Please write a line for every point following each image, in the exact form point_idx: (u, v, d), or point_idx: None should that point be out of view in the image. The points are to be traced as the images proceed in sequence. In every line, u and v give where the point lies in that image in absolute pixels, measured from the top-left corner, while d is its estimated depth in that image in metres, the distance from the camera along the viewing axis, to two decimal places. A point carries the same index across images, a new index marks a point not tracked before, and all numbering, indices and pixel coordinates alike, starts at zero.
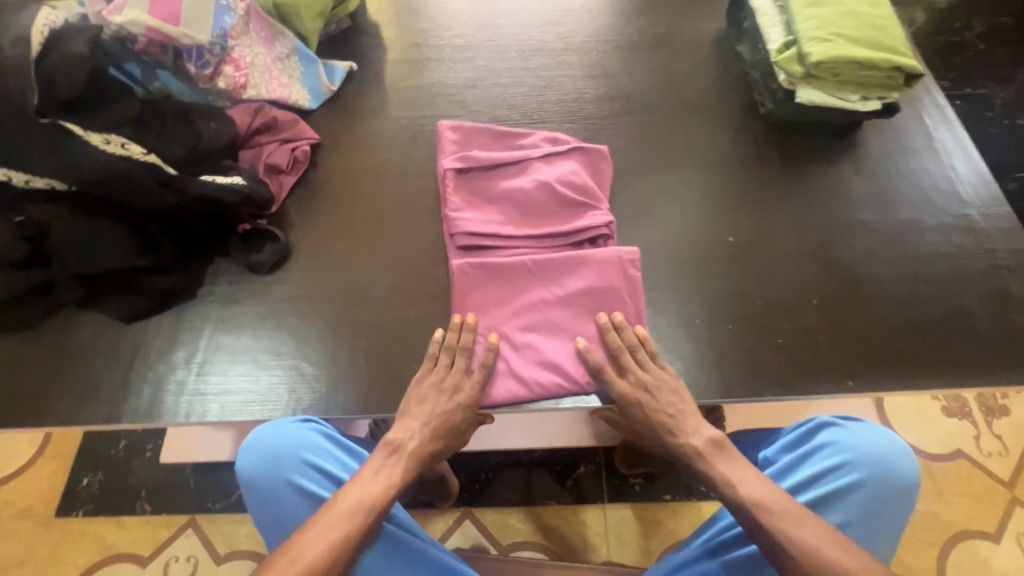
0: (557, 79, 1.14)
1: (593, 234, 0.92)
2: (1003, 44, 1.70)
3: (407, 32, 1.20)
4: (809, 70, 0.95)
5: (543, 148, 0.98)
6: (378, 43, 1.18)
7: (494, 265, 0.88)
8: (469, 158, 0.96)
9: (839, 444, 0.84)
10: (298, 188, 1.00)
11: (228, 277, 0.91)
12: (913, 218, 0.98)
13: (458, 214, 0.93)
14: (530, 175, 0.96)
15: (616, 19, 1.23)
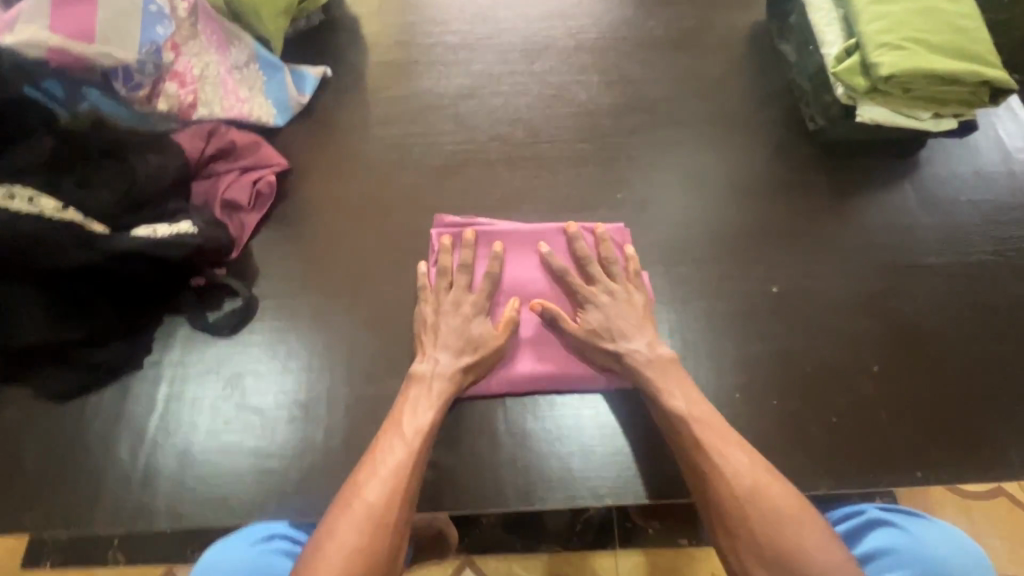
0: (568, 87, 0.97)
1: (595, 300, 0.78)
2: None
3: (392, 27, 1.02)
4: (874, 85, 0.79)
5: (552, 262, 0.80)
6: (356, 42, 1.00)
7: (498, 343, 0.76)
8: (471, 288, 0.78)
9: (898, 552, 0.64)
10: (264, 226, 0.85)
11: (181, 343, 0.77)
12: (988, 261, 0.83)
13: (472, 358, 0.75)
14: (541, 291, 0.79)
15: (635, 10, 1.05)
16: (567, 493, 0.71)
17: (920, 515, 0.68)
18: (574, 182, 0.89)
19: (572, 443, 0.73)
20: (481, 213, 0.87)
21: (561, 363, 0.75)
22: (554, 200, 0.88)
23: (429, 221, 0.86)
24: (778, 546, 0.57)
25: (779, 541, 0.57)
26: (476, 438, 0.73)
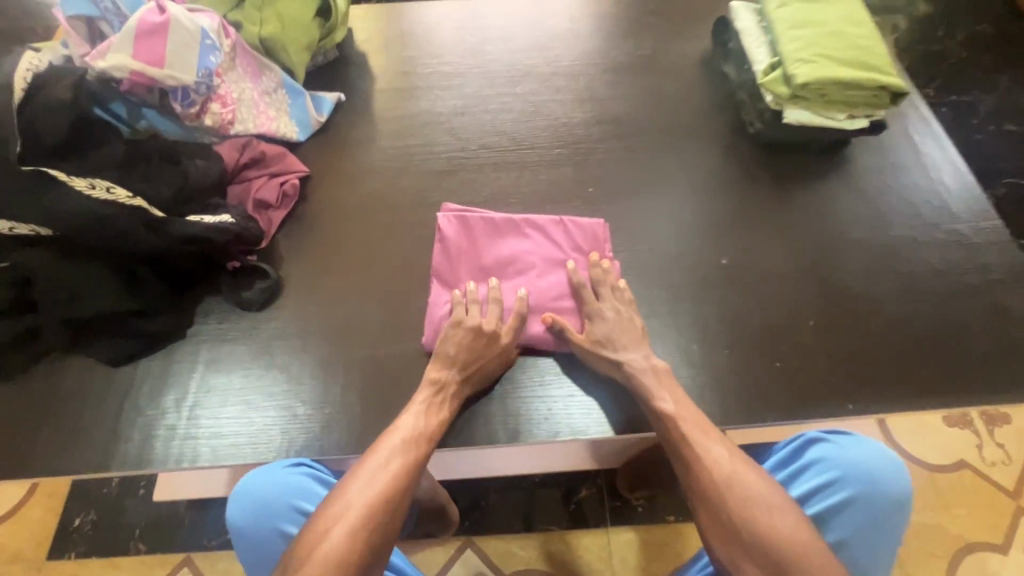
0: (546, 104, 1.14)
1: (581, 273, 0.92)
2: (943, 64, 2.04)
3: (395, 60, 1.20)
4: (792, 92, 0.97)
5: (542, 246, 0.94)
6: (365, 72, 1.18)
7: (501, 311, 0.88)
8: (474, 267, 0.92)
9: (829, 460, 0.80)
10: (288, 222, 1.00)
11: (218, 316, 0.90)
12: (906, 235, 0.98)
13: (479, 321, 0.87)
14: (534, 268, 0.92)
15: (604, 41, 1.24)
16: (549, 430, 0.83)
17: (849, 434, 0.84)
18: (551, 180, 1.05)
19: (554, 389, 0.85)
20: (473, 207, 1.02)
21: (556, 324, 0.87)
22: (535, 195, 1.03)
23: (429, 214, 1.01)
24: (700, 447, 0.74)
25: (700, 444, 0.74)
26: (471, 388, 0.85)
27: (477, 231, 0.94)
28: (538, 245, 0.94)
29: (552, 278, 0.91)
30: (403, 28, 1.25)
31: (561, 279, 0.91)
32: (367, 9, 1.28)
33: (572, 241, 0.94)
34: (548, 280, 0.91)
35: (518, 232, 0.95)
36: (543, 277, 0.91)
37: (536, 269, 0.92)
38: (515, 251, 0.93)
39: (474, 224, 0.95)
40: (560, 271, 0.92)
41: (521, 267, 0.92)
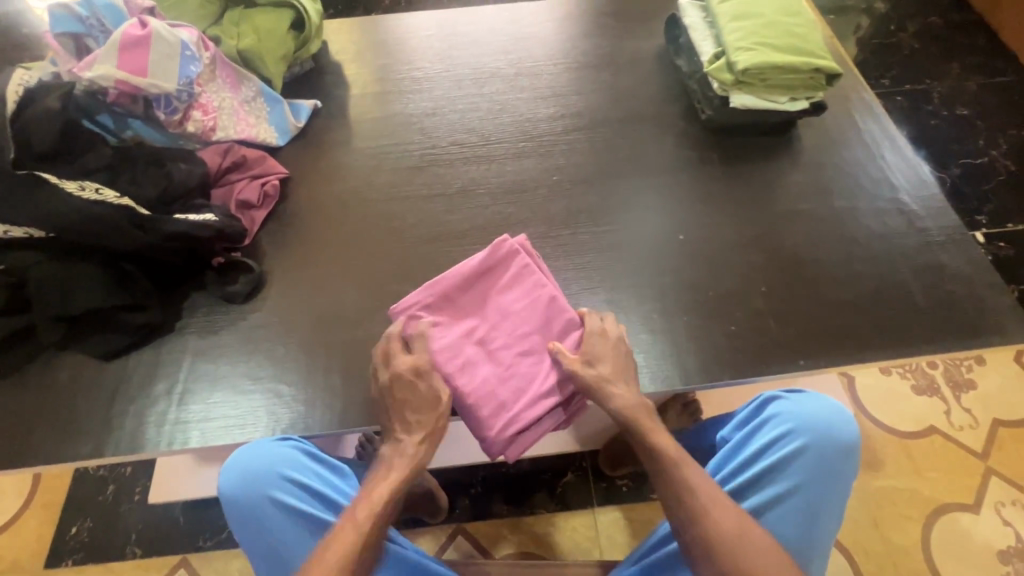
0: (511, 103, 1.21)
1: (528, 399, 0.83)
2: (893, 57, 2.18)
3: (368, 68, 1.27)
4: (736, 79, 1.05)
5: (533, 345, 0.86)
6: (341, 80, 1.25)
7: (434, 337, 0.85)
8: (477, 299, 0.89)
9: (783, 413, 0.86)
10: (270, 221, 1.05)
11: (205, 309, 0.95)
12: (850, 206, 1.04)
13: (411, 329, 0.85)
14: (510, 350, 0.86)
15: (564, 42, 1.32)
16: None
17: (805, 391, 0.91)
18: (517, 171, 1.11)
19: None
20: (444, 199, 1.08)
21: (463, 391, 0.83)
22: (502, 185, 1.10)
23: (403, 207, 1.07)
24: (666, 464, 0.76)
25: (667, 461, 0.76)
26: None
27: (514, 278, 0.89)
28: (550, 326, 0.87)
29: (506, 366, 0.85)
30: (375, 38, 1.33)
31: (526, 372, 0.85)
32: (340, 23, 1.36)
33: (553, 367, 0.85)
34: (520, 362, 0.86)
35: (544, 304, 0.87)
36: (510, 352, 0.86)
37: (527, 344, 0.86)
38: (526, 310, 0.88)
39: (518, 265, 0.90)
40: (535, 365, 0.85)
41: (513, 328, 0.87)
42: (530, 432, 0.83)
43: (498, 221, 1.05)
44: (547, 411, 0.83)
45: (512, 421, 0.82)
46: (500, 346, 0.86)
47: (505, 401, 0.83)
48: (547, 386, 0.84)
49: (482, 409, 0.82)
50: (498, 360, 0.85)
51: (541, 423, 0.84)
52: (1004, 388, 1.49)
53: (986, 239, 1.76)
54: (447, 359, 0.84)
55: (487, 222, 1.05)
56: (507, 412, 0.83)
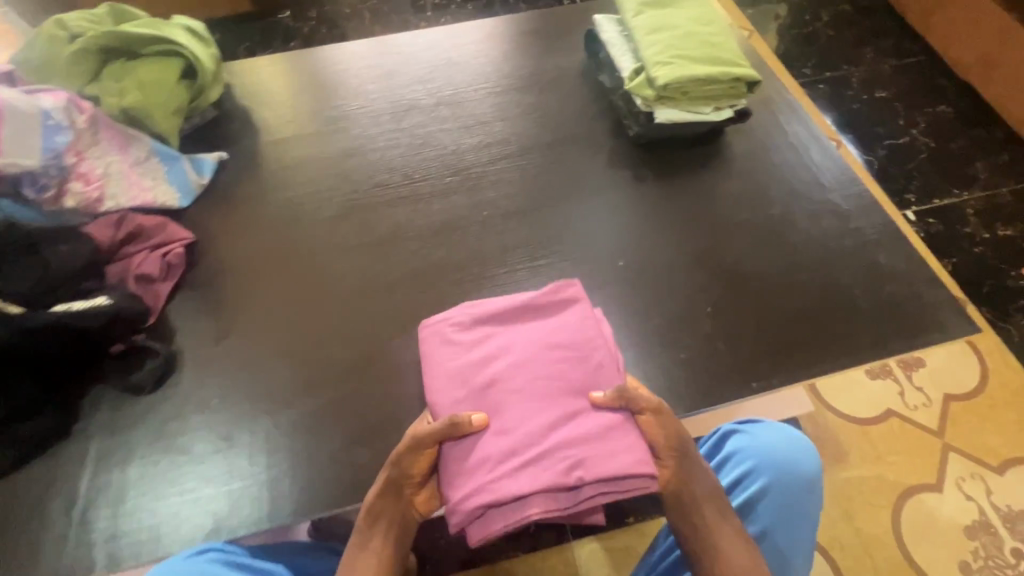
0: (434, 134, 1.15)
1: (531, 468, 0.72)
2: (811, 45, 2.24)
3: (278, 110, 1.19)
4: (659, 93, 1.02)
5: (561, 414, 0.76)
6: (248, 127, 1.16)
7: (453, 371, 0.80)
8: (514, 340, 0.81)
9: (743, 451, 0.83)
10: (178, 292, 0.96)
11: (107, 405, 0.84)
12: (784, 211, 1.03)
13: (439, 354, 0.82)
14: (531, 408, 0.76)
15: (483, 66, 1.27)
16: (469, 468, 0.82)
17: (763, 420, 0.89)
18: (444, 208, 1.05)
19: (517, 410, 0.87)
20: (370, 248, 1.01)
21: (463, 440, 0.76)
22: (431, 225, 1.03)
23: (327, 262, 0.99)
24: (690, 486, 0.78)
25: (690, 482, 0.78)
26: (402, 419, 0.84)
27: (564, 329, 0.82)
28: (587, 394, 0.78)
29: (522, 422, 0.76)
30: (282, 78, 1.24)
31: (531, 434, 0.74)
32: (245, 63, 1.27)
33: (570, 444, 0.74)
34: (534, 420, 0.76)
35: (587, 375, 0.79)
36: (530, 408, 0.76)
37: (549, 401, 0.77)
38: (560, 363, 0.79)
39: (566, 316, 0.83)
40: (549, 426, 0.75)
41: (539, 376, 0.78)
42: (504, 508, 0.71)
43: (430, 264, 0.99)
44: (534, 489, 0.71)
45: (485, 488, 0.71)
46: (522, 399, 0.77)
47: (489, 460, 0.73)
48: (557, 461, 0.72)
49: (459, 465, 0.74)
50: (506, 411, 0.76)
51: (524, 504, 0.71)
52: (950, 362, 1.54)
53: (917, 217, 1.82)
54: (446, 391, 0.79)
55: (418, 267, 0.99)
56: (487, 477, 0.72)
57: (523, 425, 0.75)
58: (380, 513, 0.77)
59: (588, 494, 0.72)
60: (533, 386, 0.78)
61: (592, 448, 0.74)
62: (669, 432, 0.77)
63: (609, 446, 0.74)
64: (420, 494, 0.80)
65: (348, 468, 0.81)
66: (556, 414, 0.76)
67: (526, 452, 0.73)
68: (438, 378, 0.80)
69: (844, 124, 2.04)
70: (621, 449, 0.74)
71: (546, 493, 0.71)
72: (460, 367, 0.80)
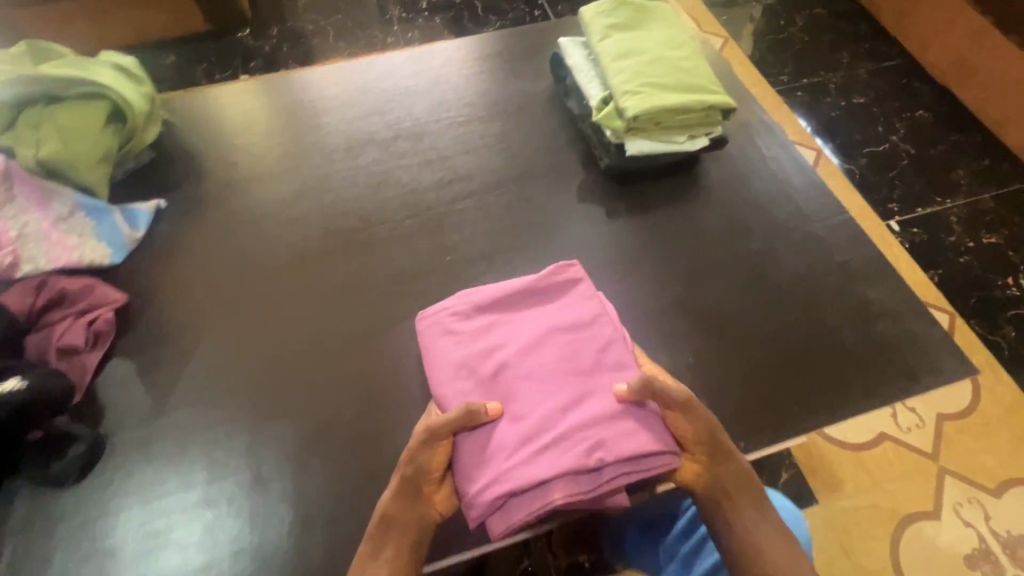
0: (392, 172, 1.08)
1: (550, 449, 0.71)
2: (786, 52, 2.20)
3: (223, 151, 1.11)
4: (630, 126, 0.96)
5: (571, 395, 0.76)
6: (189, 172, 1.08)
7: (459, 358, 0.80)
8: (518, 329, 0.82)
9: None
10: (108, 362, 0.87)
11: (28, 498, 0.76)
12: (765, 245, 0.97)
13: (441, 345, 0.81)
14: (542, 393, 0.76)
15: (443, 94, 1.19)
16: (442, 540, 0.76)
17: None
18: (403, 258, 0.98)
19: None
20: (323, 304, 0.94)
21: (477, 430, 0.74)
22: (390, 277, 0.97)
23: (275, 320, 0.92)
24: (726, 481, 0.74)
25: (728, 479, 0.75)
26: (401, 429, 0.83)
27: (568, 310, 0.84)
28: (597, 371, 0.78)
29: (533, 407, 0.75)
30: (227, 116, 1.17)
31: (543, 418, 0.74)
32: (190, 101, 1.19)
33: (588, 423, 0.73)
34: (546, 403, 0.76)
35: (595, 353, 0.80)
36: (539, 392, 0.77)
37: (561, 387, 0.77)
38: (568, 350, 0.80)
39: (569, 303, 0.85)
40: (562, 409, 0.75)
41: (549, 362, 0.79)
42: (523, 497, 0.70)
43: (389, 321, 0.92)
44: (556, 471, 0.69)
45: (505, 476, 0.70)
46: (530, 384, 0.77)
47: (507, 447, 0.72)
48: (575, 441, 0.72)
49: (473, 456, 0.73)
50: (517, 398, 0.76)
51: (547, 489, 0.70)
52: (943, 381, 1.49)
53: (900, 227, 1.78)
54: (453, 381, 0.78)
55: (376, 324, 0.92)
56: (505, 464, 0.71)
57: (535, 408, 0.75)
58: (393, 519, 0.71)
59: (610, 473, 0.71)
60: (540, 371, 0.78)
61: (609, 427, 0.73)
62: (699, 427, 0.74)
63: (626, 424, 0.73)
64: (438, 492, 0.75)
65: (299, 561, 0.73)
66: (567, 397, 0.76)
67: (541, 433, 0.73)
68: (443, 368, 0.79)
69: (823, 132, 2.00)
70: (638, 427, 0.73)
71: (568, 475, 0.70)
72: (465, 356, 0.80)
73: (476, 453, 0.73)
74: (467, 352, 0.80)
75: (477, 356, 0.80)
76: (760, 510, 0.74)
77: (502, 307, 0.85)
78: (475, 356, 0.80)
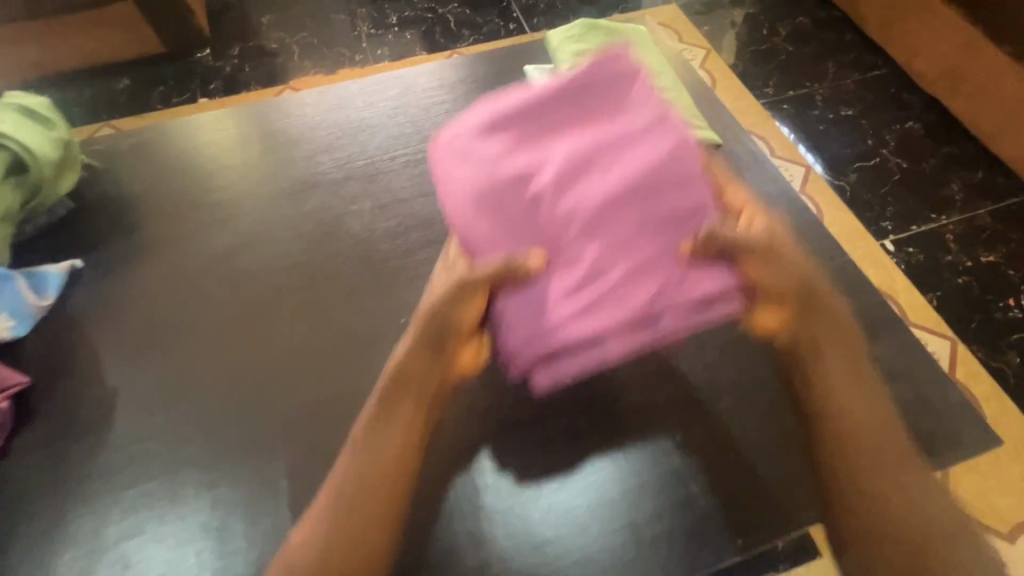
0: (341, 220, 0.98)
1: (606, 298, 0.71)
2: (770, 62, 2.12)
3: (156, 200, 1.01)
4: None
5: (646, 211, 0.74)
6: (114, 226, 0.98)
7: (501, 196, 0.77)
8: (557, 159, 0.77)
9: None
10: (10, 454, 0.78)
11: None
12: None
13: (464, 181, 0.79)
14: (585, 228, 0.74)
15: (400, 128, 1.10)
16: None
17: None
18: (351, 322, 0.89)
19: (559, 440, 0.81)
20: (262, 377, 0.84)
21: (527, 283, 0.74)
22: (336, 346, 0.87)
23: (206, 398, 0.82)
24: (840, 419, 0.68)
25: (839, 413, 0.69)
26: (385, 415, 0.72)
27: (611, 133, 0.79)
28: (661, 184, 0.74)
29: (585, 251, 0.73)
30: (163, 159, 1.07)
31: (588, 268, 0.72)
32: (121, 142, 1.08)
33: (653, 257, 0.72)
34: (591, 245, 0.73)
35: (653, 167, 0.74)
36: (597, 229, 0.73)
37: (615, 265, 0.72)
38: (625, 173, 0.75)
39: (628, 130, 0.78)
40: (643, 216, 0.74)
41: (605, 197, 0.74)
42: (572, 354, 0.71)
43: (336, 395, 0.82)
44: (608, 325, 0.70)
45: (557, 332, 0.70)
46: (579, 225, 0.74)
47: (553, 304, 0.71)
48: (632, 316, 0.70)
49: (520, 324, 0.73)
50: (557, 247, 0.74)
51: (601, 349, 0.70)
52: None
53: (896, 246, 1.70)
54: (484, 234, 0.77)
55: (322, 399, 0.82)
56: (553, 331, 0.71)
57: (592, 254, 0.72)
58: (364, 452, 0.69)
59: (708, 290, 0.72)
60: (577, 200, 0.75)
61: (674, 275, 0.72)
62: (771, 273, 0.73)
63: (687, 287, 0.72)
64: (466, 349, 0.79)
65: None
66: (629, 219, 0.74)
67: (593, 269, 0.72)
68: (478, 218, 0.77)
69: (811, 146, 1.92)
70: (676, 279, 0.72)
71: (623, 331, 0.70)
72: (491, 216, 0.77)
73: (533, 319, 0.72)
74: (512, 189, 0.77)
75: (516, 216, 0.77)
76: (853, 383, 0.71)
77: (525, 119, 0.82)
78: (511, 209, 0.77)
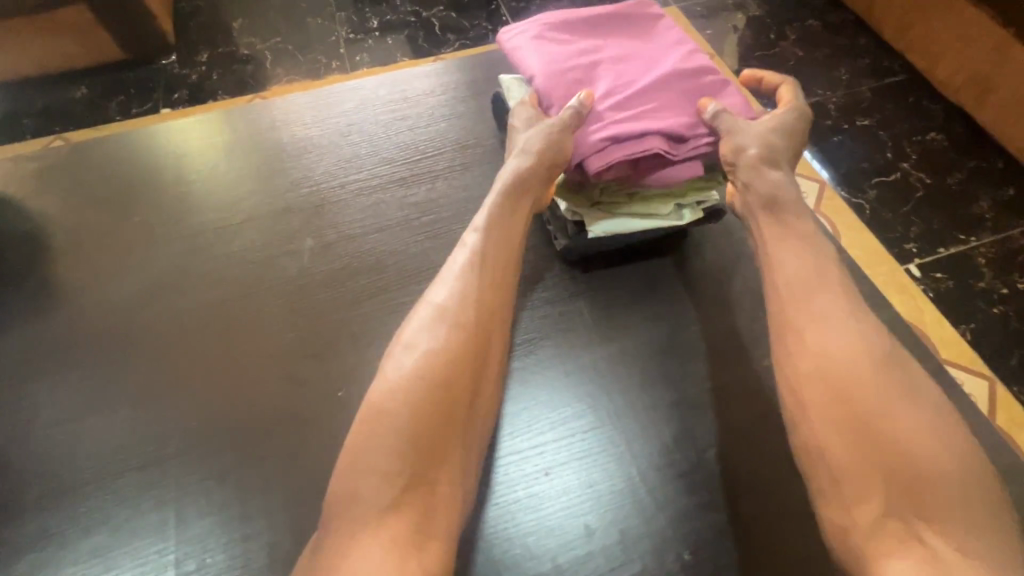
0: (277, 261, 0.85)
1: (646, 118, 0.77)
2: (778, 68, 1.96)
3: (72, 239, 0.89)
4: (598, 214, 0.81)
5: (679, 91, 0.82)
6: (21, 272, 0.86)
7: (554, 51, 0.86)
8: (591, 37, 0.89)
9: None
10: None
11: None
12: (744, 358, 0.79)
13: (523, 55, 0.87)
14: (628, 77, 0.83)
15: (354, 147, 0.95)
16: None
17: None
18: (279, 391, 0.75)
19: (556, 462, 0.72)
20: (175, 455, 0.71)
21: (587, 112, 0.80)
22: (259, 420, 0.73)
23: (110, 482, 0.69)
24: (816, 359, 0.64)
25: (819, 360, 0.64)
26: (354, 459, 0.60)
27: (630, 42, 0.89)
28: (683, 65, 0.84)
29: (620, 86, 0.82)
30: (83, 188, 0.93)
31: (655, 77, 0.82)
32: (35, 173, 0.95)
33: (678, 101, 0.81)
34: (630, 81, 0.82)
35: (684, 68, 0.84)
36: (633, 84, 0.82)
37: (661, 95, 0.81)
38: (650, 56, 0.86)
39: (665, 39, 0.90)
40: (666, 71, 0.83)
41: (644, 76, 0.83)
42: (625, 143, 0.75)
43: (262, 478, 0.69)
44: (653, 127, 0.76)
45: (616, 130, 0.76)
46: (613, 75, 0.84)
47: (604, 115, 0.79)
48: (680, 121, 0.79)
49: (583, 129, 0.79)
50: (602, 81, 0.83)
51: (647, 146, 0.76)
52: None
53: (921, 271, 1.53)
54: (550, 82, 0.84)
55: (246, 482, 0.69)
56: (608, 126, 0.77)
57: (637, 91, 0.80)
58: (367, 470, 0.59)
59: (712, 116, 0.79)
60: (630, 69, 0.84)
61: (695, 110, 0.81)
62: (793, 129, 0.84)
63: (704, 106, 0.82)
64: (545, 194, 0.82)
65: None
66: (667, 77, 0.82)
67: (635, 103, 0.79)
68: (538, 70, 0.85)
69: (824, 159, 1.76)
70: (712, 101, 0.82)
71: (663, 135, 0.77)
72: (557, 61, 0.85)
73: (634, 133, 0.75)
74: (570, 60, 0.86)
75: (562, 71, 0.84)
76: (818, 321, 0.67)
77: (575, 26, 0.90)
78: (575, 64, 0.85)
